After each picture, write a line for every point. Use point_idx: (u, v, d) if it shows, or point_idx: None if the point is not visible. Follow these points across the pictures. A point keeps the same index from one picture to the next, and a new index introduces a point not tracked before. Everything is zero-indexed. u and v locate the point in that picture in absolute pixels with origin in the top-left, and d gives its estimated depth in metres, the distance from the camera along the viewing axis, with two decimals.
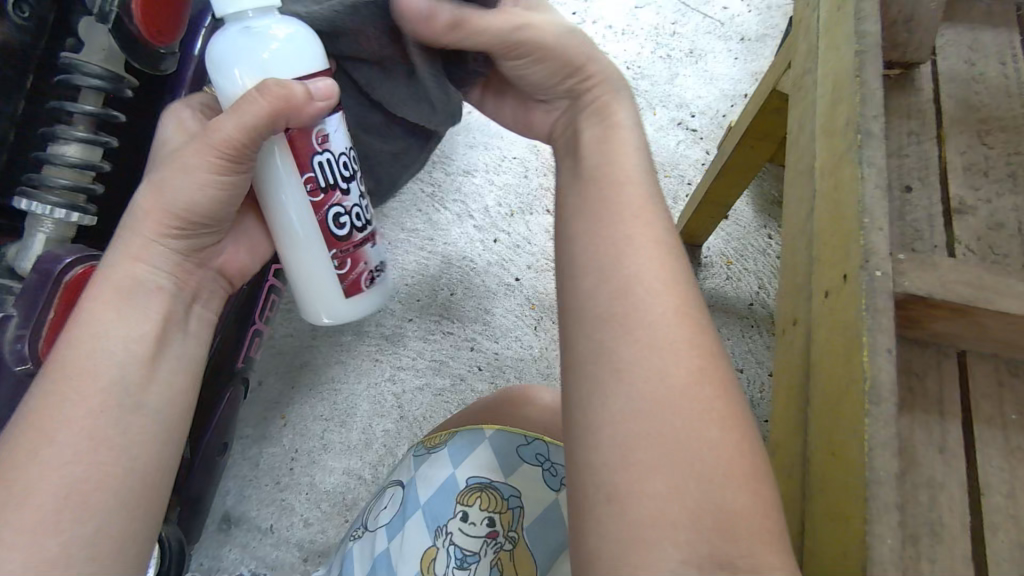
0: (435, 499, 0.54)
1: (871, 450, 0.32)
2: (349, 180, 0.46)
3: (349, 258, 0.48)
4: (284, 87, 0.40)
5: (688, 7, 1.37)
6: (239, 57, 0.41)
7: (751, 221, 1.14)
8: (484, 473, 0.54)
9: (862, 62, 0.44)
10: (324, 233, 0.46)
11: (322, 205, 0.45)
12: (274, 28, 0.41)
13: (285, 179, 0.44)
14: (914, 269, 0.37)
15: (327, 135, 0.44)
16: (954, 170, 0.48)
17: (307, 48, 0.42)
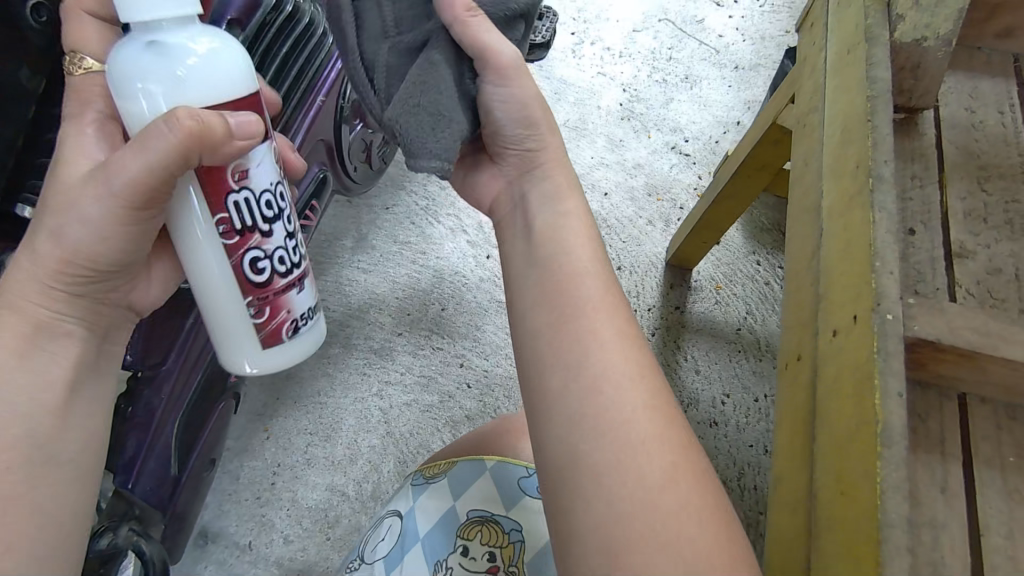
0: (435, 532, 0.54)
1: (884, 493, 0.33)
2: (272, 222, 0.43)
3: (269, 306, 0.44)
4: (200, 122, 0.36)
5: (685, 34, 1.41)
6: (144, 67, 0.37)
7: (741, 248, 1.16)
8: (486, 507, 0.55)
9: (874, 106, 0.46)
10: (240, 279, 0.43)
11: (236, 249, 0.42)
12: (196, 41, 0.38)
13: (195, 217, 0.41)
14: (925, 314, 0.38)
15: (246, 171, 0.41)
16: (955, 215, 0.49)
17: (225, 67, 0.38)
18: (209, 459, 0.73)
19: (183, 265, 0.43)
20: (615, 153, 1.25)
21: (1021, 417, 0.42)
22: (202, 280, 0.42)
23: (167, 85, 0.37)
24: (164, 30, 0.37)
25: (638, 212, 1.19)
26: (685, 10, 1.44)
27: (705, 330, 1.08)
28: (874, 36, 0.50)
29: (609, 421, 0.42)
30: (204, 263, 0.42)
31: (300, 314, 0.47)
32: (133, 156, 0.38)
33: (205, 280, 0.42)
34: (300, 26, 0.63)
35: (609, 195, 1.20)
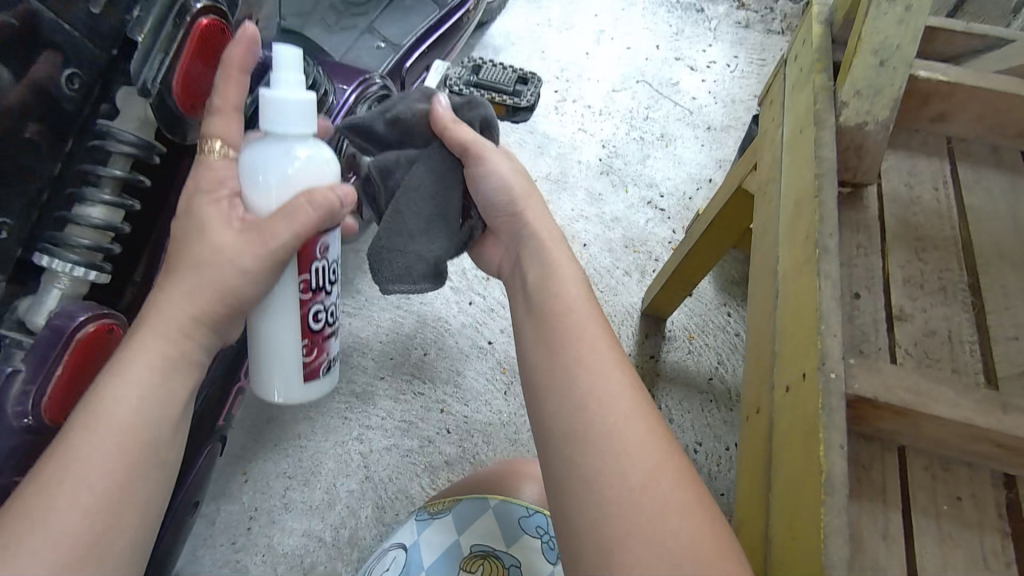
0: (439, 564, 0.57)
1: (828, 537, 0.36)
2: (333, 285, 0.53)
3: (315, 348, 0.54)
4: (327, 197, 0.47)
5: (661, 96, 1.50)
6: (268, 165, 0.47)
7: (712, 299, 1.22)
8: (488, 540, 0.58)
9: (822, 183, 0.51)
10: (302, 326, 0.52)
11: (306, 304, 0.51)
12: (300, 145, 0.48)
13: (283, 274, 0.49)
14: (863, 373, 0.43)
15: (327, 246, 0.50)
16: (895, 281, 0.55)
17: (325, 163, 0.49)
18: (191, 502, 0.74)
19: (259, 313, 0.51)
20: (594, 206, 1.32)
21: (954, 469, 0.46)
22: (276, 329, 0.51)
23: (284, 178, 0.47)
24: (279, 136, 0.47)
25: (614, 263, 1.25)
26: (661, 74, 1.53)
27: (678, 378, 1.12)
28: (823, 119, 0.56)
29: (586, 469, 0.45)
30: (279, 314, 0.51)
31: (331, 355, 0.56)
32: (282, 220, 0.46)
33: (279, 327, 0.51)
34: None
35: (588, 246, 1.26)
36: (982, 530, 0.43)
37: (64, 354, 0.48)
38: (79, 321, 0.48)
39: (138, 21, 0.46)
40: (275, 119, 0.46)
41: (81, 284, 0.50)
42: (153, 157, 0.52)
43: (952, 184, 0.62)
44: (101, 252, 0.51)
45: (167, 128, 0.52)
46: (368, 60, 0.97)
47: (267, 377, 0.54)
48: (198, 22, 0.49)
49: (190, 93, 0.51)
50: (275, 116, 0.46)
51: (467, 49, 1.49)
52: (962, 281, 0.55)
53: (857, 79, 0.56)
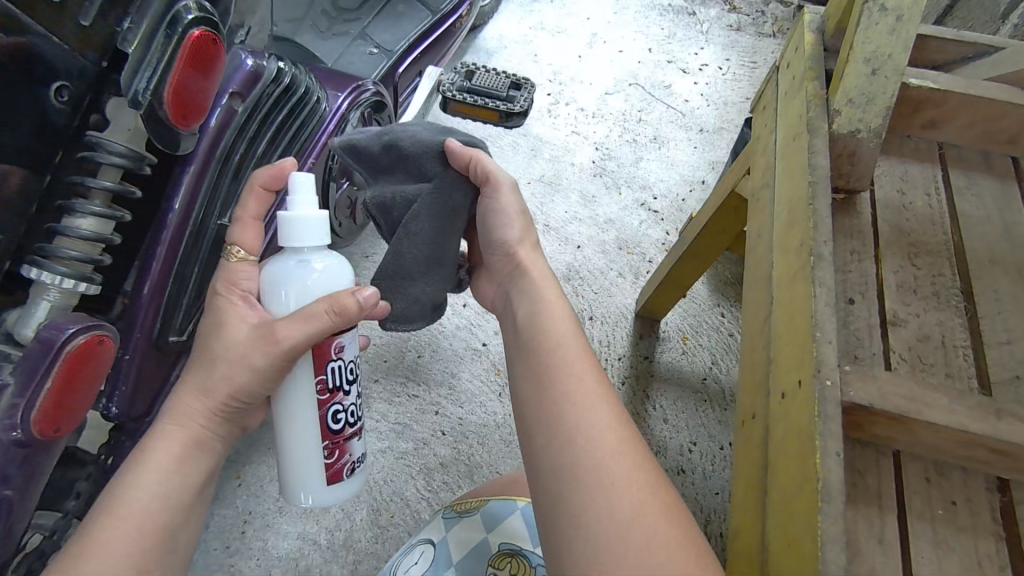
0: (468, 560, 0.60)
1: (824, 545, 0.37)
2: (351, 383, 0.55)
3: (336, 449, 0.54)
4: (342, 303, 0.51)
5: (654, 98, 1.50)
6: (290, 280, 0.52)
7: (706, 300, 1.22)
8: (516, 540, 0.60)
9: (815, 191, 0.52)
10: (321, 427, 0.53)
11: (324, 404, 0.53)
12: (316, 258, 0.53)
13: (301, 374, 0.52)
14: (858, 380, 0.43)
15: (343, 345, 0.53)
16: (889, 287, 0.55)
17: (338, 273, 0.54)
18: None
19: (281, 416, 0.54)
20: (587, 208, 1.32)
21: (948, 473, 0.46)
22: (295, 429, 0.53)
23: (302, 289, 0.52)
24: (299, 252, 0.53)
25: (609, 265, 1.25)
26: (654, 76, 1.54)
27: (673, 379, 1.13)
28: (815, 128, 0.56)
29: (584, 476, 0.45)
30: (300, 414, 0.53)
31: (356, 457, 0.57)
32: (293, 326, 0.50)
33: (301, 428, 0.53)
34: (295, 96, 0.70)
35: (581, 248, 1.26)
36: (976, 534, 0.44)
37: (54, 367, 0.47)
38: (69, 332, 0.48)
39: (128, 32, 0.47)
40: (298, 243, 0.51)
41: (71, 296, 0.50)
42: (144, 168, 0.52)
43: (944, 190, 0.63)
44: (91, 265, 0.51)
45: (158, 138, 0.52)
46: (361, 65, 0.97)
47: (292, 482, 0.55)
48: (191, 34, 0.50)
49: (182, 103, 0.52)
50: (294, 236, 0.51)
51: (460, 53, 1.49)
52: (955, 286, 0.56)
53: (849, 88, 0.57)
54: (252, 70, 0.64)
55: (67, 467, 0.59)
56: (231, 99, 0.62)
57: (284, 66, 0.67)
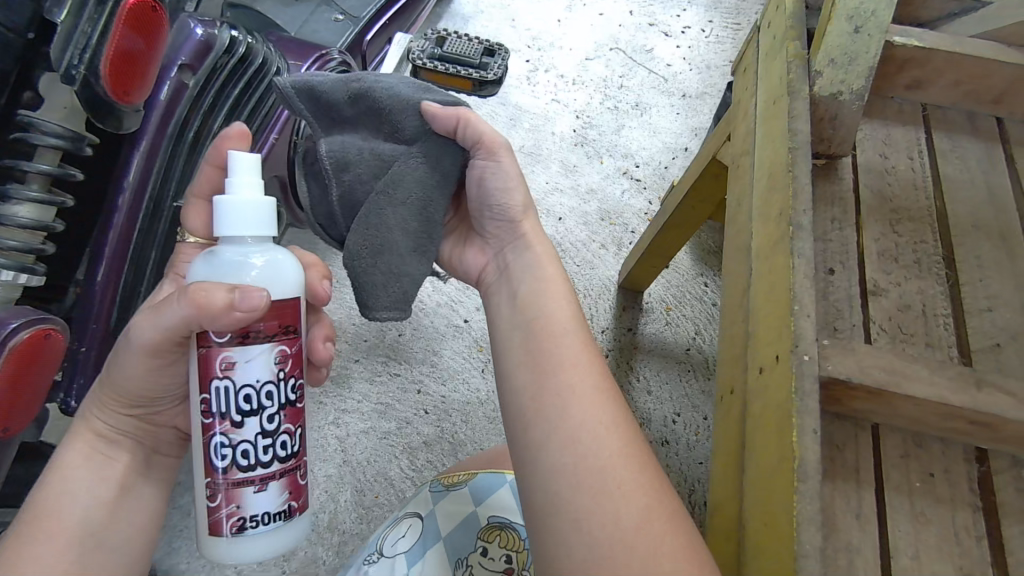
0: (457, 533, 0.59)
1: (800, 525, 0.36)
2: (246, 415, 0.43)
3: (221, 494, 0.44)
4: (207, 295, 0.40)
5: (636, 63, 1.46)
6: (217, 273, 0.45)
7: (689, 270, 1.21)
8: (505, 513, 0.61)
9: (795, 157, 0.50)
10: (205, 459, 0.44)
11: (208, 432, 0.43)
12: (255, 253, 0.45)
13: (193, 387, 0.44)
14: (837, 354, 0.42)
15: (233, 363, 0.42)
16: (870, 255, 0.54)
17: (273, 274, 0.44)
18: None
19: (191, 425, 0.47)
20: (569, 178, 1.29)
21: (927, 444, 0.45)
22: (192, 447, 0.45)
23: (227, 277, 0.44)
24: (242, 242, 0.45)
25: (591, 236, 1.23)
26: (635, 40, 1.49)
27: (656, 351, 1.12)
28: (796, 90, 0.54)
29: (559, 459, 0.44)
30: (194, 435, 0.45)
31: (252, 515, 0.44)
32: (168, 311, 0.44)
33: (192, 447, 0.45)
34: (252, 68, 0.66)
35: (563, 219, 1.24)
36: (954, 506, 0.43)
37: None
38: (13, 327, 0.46)
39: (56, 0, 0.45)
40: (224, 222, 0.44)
41: (12, 288, 0.48)
42: (85, 150, 0.50)
43: (928, 153, 0.61)
44: (32, 254, 0.49)
45: (97, 118, 0.49)
46: (326, 33, 0.93)
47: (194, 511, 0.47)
48: (124, 2, 0.47)
49: (121, 78, 0.48)
50: (225, 218, 0.44)
51: (435, 18, 1.44)
52: (936, 252, 0.54)
53: (830, 47, 0.55)
54: (202, 39, 0.60)
55: (30, 462, 0.58)
56: (181, 71, 0.59)
57: (239, 35, 0.63)
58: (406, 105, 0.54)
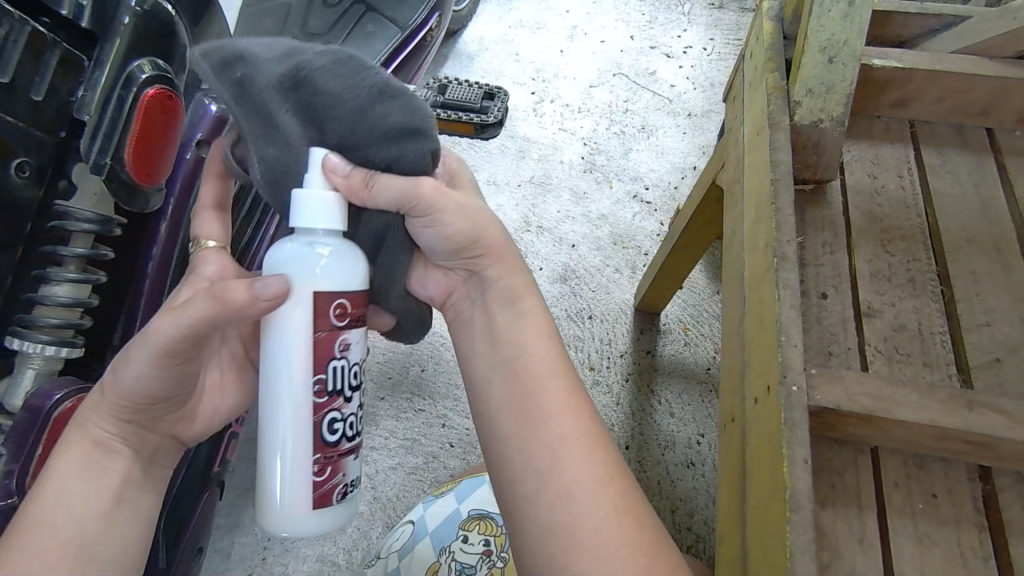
0: (441, 526, 0.73)
1: (794, 556, 0.37)
2: (355, 391, 0.47)
3: (330, 466, 0.47)
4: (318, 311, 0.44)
5: (639, 86, 1.49)
6: (295, 266, 0.44)
7: (705, 288, 1.21)
8: (483, 507, 0.74)
9: (778, 188, 0.51)
10: (315, 438, 0.45)
11: (322, 409, 0.45)
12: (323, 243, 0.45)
13: (295, 374, 0.45)
14: (825, 383, 0.43)
15: (348, 343, 0.46)
16: (863, 277, 0.55)
17: (349, 266, 0.46)
18: (196, 545, 0.77)
19: (263, 406, 0.46)
20: (580, 205, 1.31)
21: (928, 465, 0.46)
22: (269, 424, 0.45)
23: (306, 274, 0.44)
24: (312, 235, 0.46)
25: (605, 261, 1.25)
26: (638, 64, 1.52)
27: (676, 372, 1.13)
28: (776, 122, 0.55)
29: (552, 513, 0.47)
30: (287, 417, 0.45)
31: (351, 482, 0.48)
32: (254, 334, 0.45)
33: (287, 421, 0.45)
34: None
35: (576, 246, 1.26)
36: (959, 526, 0.43)
37: (42, 434, 0.50)
38: (54, 399, 0.50)
39: (82, 100, 0.49)
40: (296, 216, 0.45)
41: (54, 361, 0.52)
42: (112, 230, 0.54)
43: (917, 170, 0.62)
44: (71, 329, 0.53)
45: (124, 201, 0.54)
46: None
47: (264, 488, 0.46)
48: (145, 92, 0.51)
49: (144, 163, 0.53)
50: (304, 212, 0.45)
51: (441, 60, 1.49)
52: (930, 271, 0.55)
53: (807, 78, 0.56)
54: (216, 115, 0.62)
55: None
56: (198, 147, 0.62)
57: None
58: (351, 129, 0.49)
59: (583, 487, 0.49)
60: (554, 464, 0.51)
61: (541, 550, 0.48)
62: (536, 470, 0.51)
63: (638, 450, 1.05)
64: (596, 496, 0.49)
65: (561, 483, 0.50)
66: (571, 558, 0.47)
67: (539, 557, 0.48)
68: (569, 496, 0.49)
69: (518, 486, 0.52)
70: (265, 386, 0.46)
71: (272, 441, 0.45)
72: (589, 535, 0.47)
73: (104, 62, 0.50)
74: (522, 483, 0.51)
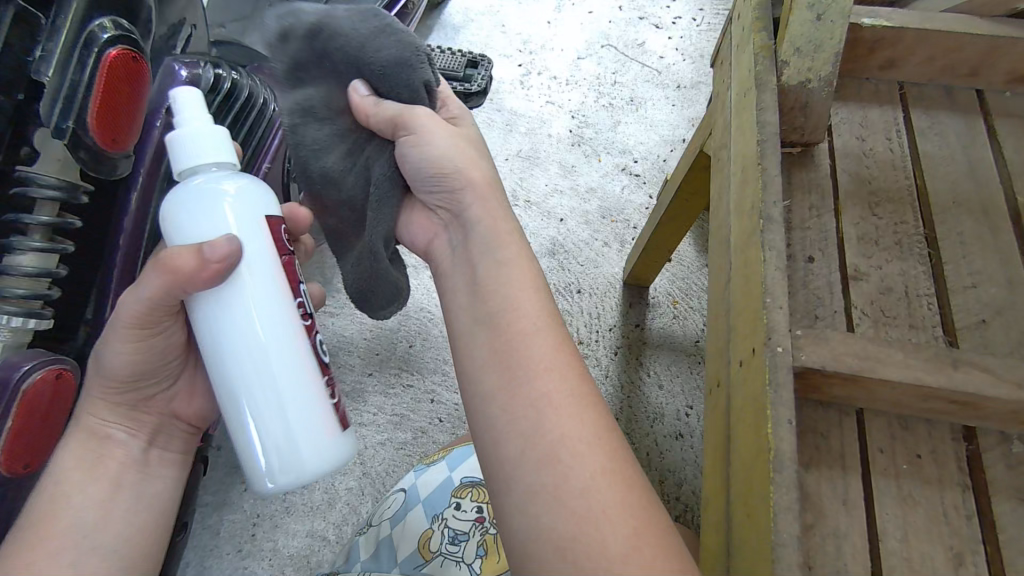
0: (433, 494, 0.72)
1: (778, 515, 0.36)
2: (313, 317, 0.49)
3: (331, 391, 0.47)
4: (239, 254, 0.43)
5: (627, 58, 1.46)
6: (195, 211, 0.43)
7: (694, 261, 1.21)
8: (474, 474, 0.73)
9: (764, 149, 0.50)
10: (315, 360, 0.46)
11: (311, 332, 0.47)
12: (224, 181, 0.44)
13: (282, 301, 0.45)
14: (810, 344, 0.43)
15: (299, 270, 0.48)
16: (850, 240, 0.54)
17: (255, 198, 0.45)
18: (183, 521, 0.77)
19: (251, 351, 0.44)
20: (567, 178, 1.30)
21: (913, 426, 0.46)
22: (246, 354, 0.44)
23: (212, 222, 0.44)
24: (203, 172, 0.44)
25: (593, 235, 1.24)
26: (626, 35, 1.49)
27: (665, 345, 1.12)
28: (763, 82, 0.54)
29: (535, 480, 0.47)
30: (287, 346, 0.45)
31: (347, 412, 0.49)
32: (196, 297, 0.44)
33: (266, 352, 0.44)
34: (237, 102, 0.68)
35: (564, 220, 1.25)
36: (942, 486, 0.43)
37: (13, 407, 0.48)
38: (23, 370, 0.49)
39: (40, 63, 0.47)
40: (181, 156, 0.44)
41: (22, 334, 0.51)
42: (79, 198, 0.53)
43: (906, 133, 0.61)
44: (39, 299, 0.52)
45: (91, 168, 0.53)
46: None
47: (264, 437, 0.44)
48: (107, 53, 0.50)
49: (108, 128, 0.52)
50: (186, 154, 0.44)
51: (426, 31, 1.46)
52: (918, 233, 0.54)
53: (794, 37, 0.55)
54: (187, 80, 0.62)
55: None
56: (168, 114, 0.60)
57: (223, 72, 0.66)
58: (354, 61, 0.55)
59: (567, 455, 0.49)
60: (539, 431, 0.50)
61: (526, 517, 0.48)
62: (521, 438, 0.50)
63: (626, 422, 1.05)
64: (581, 462, 0.49)
65: (545, 450, 0.49)
66: (556, 525, 0.46)
67: (524, 524, 0.48)
68: (553, 463, 0.49)
69: (502, 454, 0.51)
70: (237, 337, 0.44)
71: (253, 374, 0.44)
72: (574, 499, 0.47)
73: (61, 25, 0.47)
74: (507, 451, 0.51)
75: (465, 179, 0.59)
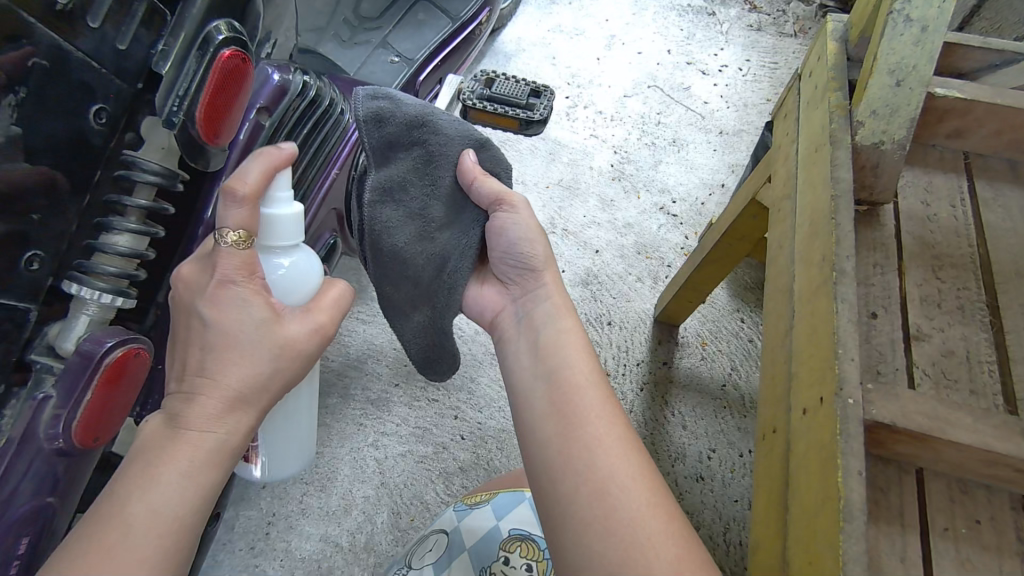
0: (480, 544, 0.66)
1: (846, 564, 0.37)
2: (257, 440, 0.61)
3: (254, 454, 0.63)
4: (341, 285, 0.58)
5: (672, 100, 1.49)
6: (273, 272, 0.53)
7: (725, 305, 1.21)
8: (523, 526, 0.68)
9: (837, 205, 0.51)
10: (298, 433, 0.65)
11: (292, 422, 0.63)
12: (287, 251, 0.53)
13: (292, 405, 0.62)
14: (881, 398, 0.44)
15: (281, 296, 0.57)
16: (913, 301, 0.55)
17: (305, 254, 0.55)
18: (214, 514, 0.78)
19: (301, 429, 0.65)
20: (606, 212, 1.32)
21: (972, 491, 0.46)
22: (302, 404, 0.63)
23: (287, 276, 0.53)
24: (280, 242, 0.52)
25: (627, 269, 1.25)
26: (673, 78, 1.53)
27: (692, 386, 1.13)
28: (837, 140, 0.56)
29: (593, 506, 0.49)
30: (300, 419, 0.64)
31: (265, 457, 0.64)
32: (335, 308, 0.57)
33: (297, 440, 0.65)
34: (319, 109, 0.70)
35: (599, 252, 1.27)
36: (1000, 553, 0.44)
37: (93, 380, 0.51)
38: (107, 347, 0.51)
39: (159, 56, 0.50)
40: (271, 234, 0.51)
41: (107, 311, 0.53)
42: (177, 185, 0.55)
43: (969, 202, 0.62)
44: (127, 279, 0.53)
45: (190, 157, 0.54)
46: (381, 75, 0.99)
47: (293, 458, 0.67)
48: (221, 53, 0.52)
49: (213, 120, 0.53)
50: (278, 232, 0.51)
51: (479, 56, 1.49)
52: (980, 300, 0.55)
53: (873, 99, 0.56)
54: (278, 83, 0.64)
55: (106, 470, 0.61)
56: (258, 114, 0.63)
57: (309, 79, 0.68)
58: (439, 152, 0.60)
59: (622, 485, 0.50)
60: (595, 458, 0.51)
61: (579, 543, 0.48)
62: (575, 465, 0.51)
63: None
64: (635, 493, 0.49)
65: (598, 480, 0.50)
66: (607, 554, 0.47)
67: (577, 551, 0.48)
68: (608, 491, 0.49)
69: (557, 479, 0.52)
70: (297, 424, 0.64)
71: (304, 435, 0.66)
72: (626, 528, 0.48)
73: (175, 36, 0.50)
74: (563, 476, 0.52)
75: (543, 260, 0.64)
